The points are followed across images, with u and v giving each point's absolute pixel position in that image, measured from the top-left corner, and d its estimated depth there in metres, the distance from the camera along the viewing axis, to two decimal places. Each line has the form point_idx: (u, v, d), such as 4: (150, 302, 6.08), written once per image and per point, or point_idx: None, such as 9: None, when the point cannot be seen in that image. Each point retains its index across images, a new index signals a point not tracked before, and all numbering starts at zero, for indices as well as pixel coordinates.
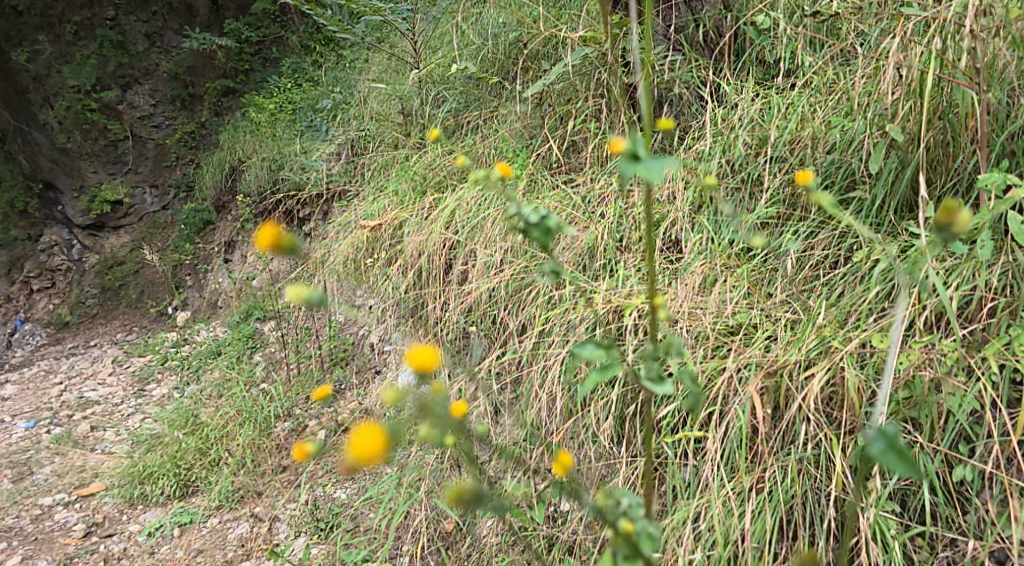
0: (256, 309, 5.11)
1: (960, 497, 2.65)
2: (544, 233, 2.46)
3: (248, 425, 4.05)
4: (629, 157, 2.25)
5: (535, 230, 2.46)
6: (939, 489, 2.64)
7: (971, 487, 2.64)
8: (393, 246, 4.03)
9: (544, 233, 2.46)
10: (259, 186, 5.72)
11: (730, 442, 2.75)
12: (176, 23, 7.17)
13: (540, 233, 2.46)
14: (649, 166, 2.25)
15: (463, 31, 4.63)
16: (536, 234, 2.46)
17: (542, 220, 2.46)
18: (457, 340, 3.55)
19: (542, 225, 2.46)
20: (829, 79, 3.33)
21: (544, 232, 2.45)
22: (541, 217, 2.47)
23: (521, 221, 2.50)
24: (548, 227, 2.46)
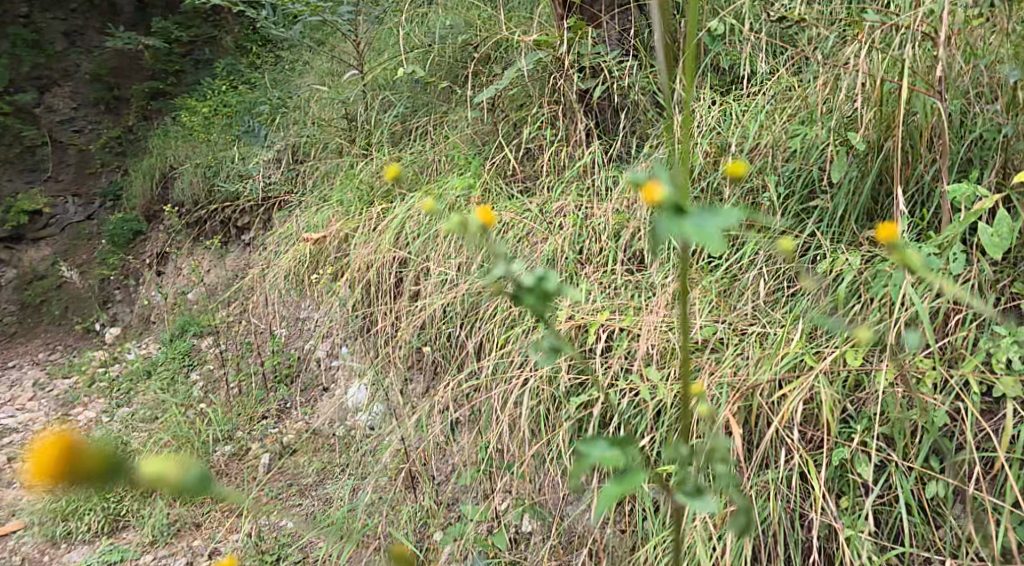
0: (191, 324, 4.88)
1: (935, 514, 2.41)
2: (540, 299, 2.14)
3: (185, 452, 3.84)
4: (673, 212, 1.88)
5: (528, 293, 2.15)
6: (914, 507, 2.41)
7: (945, 505, 2.41)
8: (339, 259, 3.85)
9: (538, 297, 2.15)
10: (193, 194, 5.46)
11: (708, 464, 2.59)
12: (97, 22, 7.07)
13: (534, 295, 2.15)
14: (699, 225, 1.86)
15: (407, 33, 4.44)
16: (528, 297, 2.15)
17: (536, 280, 2.16)
18: (410, 358, 3.39)
19: (537, 286, 2.15)
20: (785, 84, 3.17)
21: (541, 295, 2.14)
22: (535, 278, 2.16)
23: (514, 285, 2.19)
24: (544, 287, 2.15)
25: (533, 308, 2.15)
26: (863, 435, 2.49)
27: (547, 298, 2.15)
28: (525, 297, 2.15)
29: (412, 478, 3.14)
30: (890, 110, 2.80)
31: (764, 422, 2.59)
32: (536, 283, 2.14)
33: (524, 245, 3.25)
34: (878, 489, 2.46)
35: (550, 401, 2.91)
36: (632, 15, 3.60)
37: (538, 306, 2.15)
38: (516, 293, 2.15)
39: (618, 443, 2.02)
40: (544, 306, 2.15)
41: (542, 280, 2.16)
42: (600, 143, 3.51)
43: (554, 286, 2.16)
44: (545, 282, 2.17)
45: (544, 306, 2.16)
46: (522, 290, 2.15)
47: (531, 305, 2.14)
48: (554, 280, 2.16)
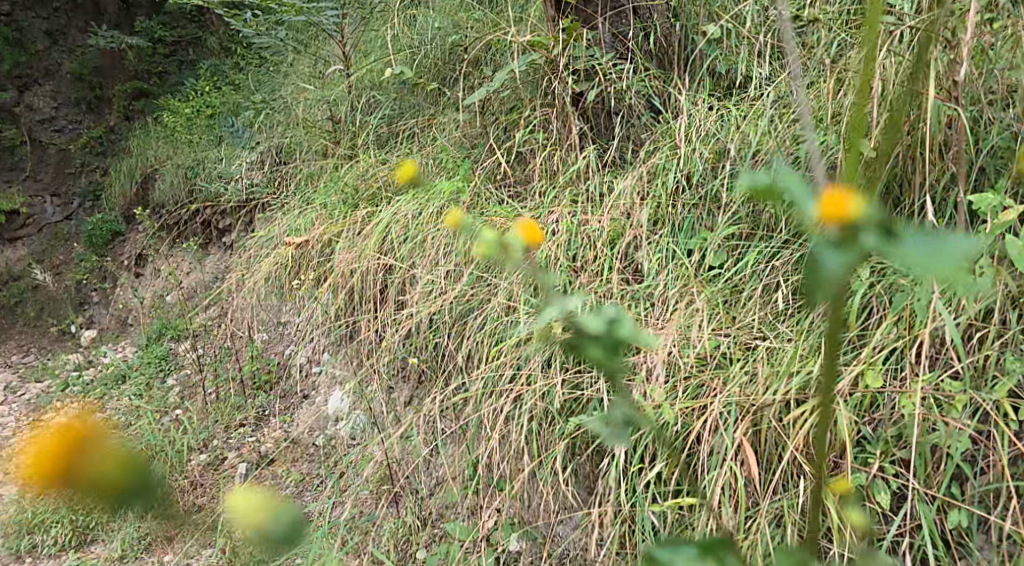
0: (169, 329, 4.73)
1: (960, 545, 2.32)
2: (612, 347, 1.85)
3: (158, 461, 3.69)
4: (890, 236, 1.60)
5: (595, 342, 1.85)
6: (937, 539, 2.31)
7: (969, 535, 2.31)
8: (322, 263, 3.71)
9: (608, 346, 1.84)
10: (174, 195, 5.32)
11: (717, 490, 2.48)
12: (80, 21, 6.84)
13: (603, 343, 1.84)
14: (927, 252, 1.59)
15: (395, 34, 4.32)
16: (596, 346, 1.84)
17: (607, 325, 1.85)
18: (393, 368, 3.26)
19: (608, 331, 1.85)
20: (787, 90, 3.07)
21: (612, 343, 1.84)
22: (606, 319, 1.86)
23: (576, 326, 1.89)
24: (616, 333, 1.85)
25: (600, 358, 1.85)
26: (880, 460, 2.39)
27: (619, 347, 1.85)
28: (591, 345, 1.84)
29: (396, 493, 3.01)
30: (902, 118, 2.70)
31: (772, 442, 2.49)
32: (609, 329, 1.83)
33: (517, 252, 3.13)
34: (899, 517, 2.37)
35: (544, 416, 2.79)
36: (628, 18, 3.48)
37: (606, 357, 1.85)
38: (576, 341, 1.84)
39: (708, 551, 1.71)
40: (613, 358, 1.84)
41: (615, 324, 1.86)
42: (595, 148, 3.40)
43: (626, 331, 1.86)
44: (618, 325, 1.86)
45: (612, 357, 1.85)
46: (589, 339, 1.84)
47: (599, 354, 1.84)
48: (627, 323, 1.86)
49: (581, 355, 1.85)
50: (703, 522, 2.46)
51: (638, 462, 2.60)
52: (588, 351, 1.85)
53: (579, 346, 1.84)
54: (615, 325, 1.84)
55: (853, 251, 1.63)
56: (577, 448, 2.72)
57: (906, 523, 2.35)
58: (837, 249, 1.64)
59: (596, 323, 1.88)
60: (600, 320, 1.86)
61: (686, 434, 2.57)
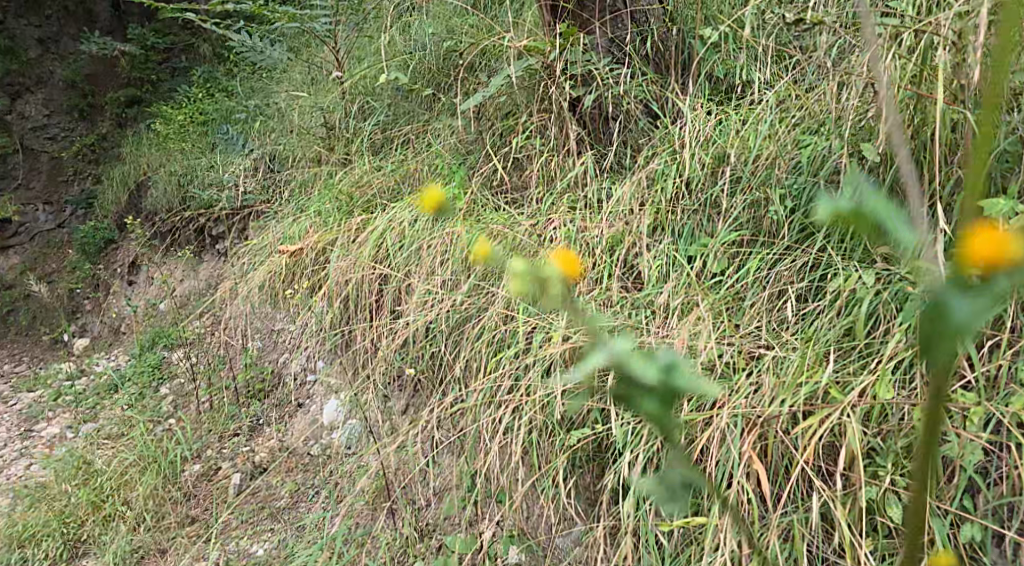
0: (162, 337, 4.67)
1: (973, 559, 2.28)
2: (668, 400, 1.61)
3: (151, 473, 3.62)
4: None
5: (650, 394, 1.61)
6: (952, 554, 2.27)
7: (982, 550, 2.27)
8: (316, 271, 3.66)
9: (663, 398, 1.61)
10: (166, 202, 5.26)
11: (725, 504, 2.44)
12: (73, 29, 6.81)
13: (658, 394, 1.61)
14: None
15: (388, 40, 4.27)
16: (650, 397, 1.61)
17: (662, 373, 1.61)
18: (389, 377, 3.20)
19: (662, 381, 1.61)
20: (789, 95, 3.04)
21: (669, 395, 1.61)
22: (661, 367, 1.61)
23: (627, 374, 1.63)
24: (673, 383, 1.60)
25: (655, 410, 1.61)
26: (892, 472, 2.35)
27: (676, 399, 1.62)
28: (644, 397, 1.61)
29: (393, 504, 2.96)
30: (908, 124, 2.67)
31: (780, 454, 2.45)
32: (665, 381, 1.59)
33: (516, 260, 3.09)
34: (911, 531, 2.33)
35: (544, 428, 2.75)
36: (624, 22, 3.43)
37: (661, 409, 1.62)
38: (626, 391, 1.61)
39: None
40: (668, 411, 1.61)
41: (673, 371, 1.62)
42: (593, 153, 3.36)
43: (685, 380, 1.62)
44: (675, 373, 1.62)
45: (668, 408, 1.62)
46: (642, 391, 1.61)
47: (653, 408, 1.61)
48: (686, 371, 1.62)
49: (633, 408, 1.62)
50: (711, 536, 2.43)
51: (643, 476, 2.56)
52: (640, 403, 1.61)
53: (630, 398, 1.61)
54: (672, 374, 1.60)
55: (989, 295, 1.42)
56: (578, 460, 2.68)
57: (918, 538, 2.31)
58: (970, 292, 1.43)
59: (648, 370, 1.62)
60: (654, 368, 1.62)
61: (692, 446, 2.54)
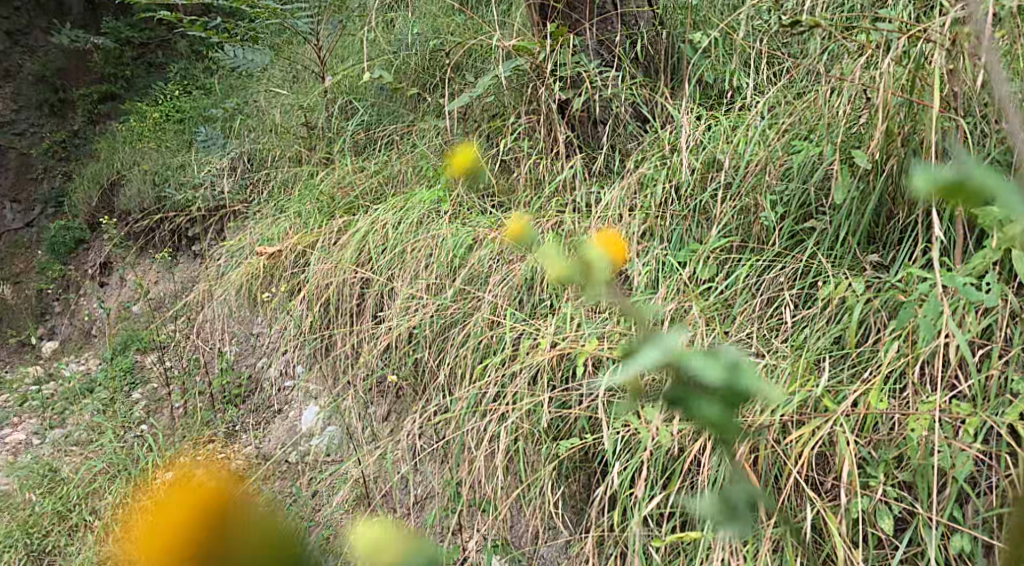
0: (135, 340, 4.56)
1: None
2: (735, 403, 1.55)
3: (121, 480, 3.52)
4: None
5: (712, 397, 1.55)
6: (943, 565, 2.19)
7: (973, 560, 2.20)
8: (295, 274, 3.58)
9: (726, 402, 1.54)
10: (140, 202, 5.15)
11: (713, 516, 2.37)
12: (43, 21, 6.79)
13: (719, 396, 1.54)
14: None
15: (372, 40, 4.21)
16: (712, 401, 1.54)
17: (725, 374, 1.55)
18: (371, 383, 3.13)
19: (726, 384, 1.55)
20: (779, 100, 3.00)
21: (731, 397, 1.54)
22: (724, 368, 1.55)
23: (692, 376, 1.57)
24: (738, 384, 1.55)
25: (716, 415, 1.55)
26: (882, 483, 2.28)
27: (738, 402, 1.55)
28: (706, 401, 1.54)
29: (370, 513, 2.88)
30: (900, 129, 2.61)
31: (769, 464, 2.37)
32: (728, 381, 1.53)
33: (501, 264, 3.02)
34: (901, 542, 2.25)
35: (529, 436, 2.67)
36: (614, 24, 3.38)
37: (723, 414, 1.55)
38: (686, 395, 1.54)
39: None
40: (732, 415, 1.54)
41: (734, 371, 1.56)
42: (582, 157, 3.30)
43: (748, 381, 1.56)
44: (738, 373, 1.56)
45: (730, 412, 1.56)
46: (702, 395, 1.55)
47: (715, 411, 1.53)
48: (747, 372, 1.56)
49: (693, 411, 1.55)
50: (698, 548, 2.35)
51: (629, 487, 2.49)
52: (699, 406, 1.54)
53: (690, 402, 1.55)
54: (735, 373, 1.54)
55: None
56: (563, 469, 2.62)
57: (909, 550, 2.24)
58: None
59: (711, 372, 1.56)
60: (714, 366, 1.56)
61: (680, 457, 2.46)
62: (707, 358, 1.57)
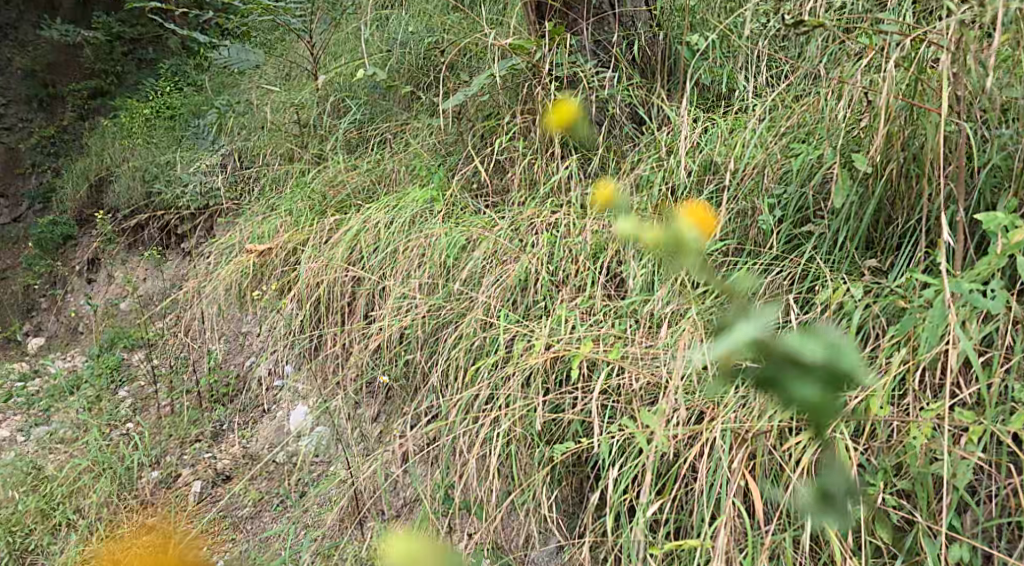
0: (121, 338, 4.51)
1: None
2: (838, 381, 1.50)
3: (106, 479, 3.47)
4: None
5: (812, 376, 1.50)
6: None
7: None
8: (286, 272, 3.54)
9: (825, 381, 1.50)
10: (129, 198, 5.09)
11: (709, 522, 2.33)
12: (33, 16, 6.73)
13: (819, 376, 1.50)
14: None
15: (366, 37, 4.17)
16: (812, 381, 1.49)
17: (825, 352, 1.50)
18: (361, 384, 3.09)
19: (828, 362, 1.50)
20: (777, 104, 2.97)
21: (831, 378, 1.49)
22: (825, 346, 1.50)
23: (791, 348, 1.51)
24: (838, 363, 1.50)
25: (814, 396, 1.50)
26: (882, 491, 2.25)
27: (838, 383, 1.50)
28: (803, 381, 1.49)
29: (358, 515, 2.84)
30: (902, 135, 2.59)
31: (767, 470, 2.34)
32: (831, 360, 1.48)
33: (495, 265, 2.98)
34: (901, 551, 2.24)
35: (523, 439, 2.63)
36: (610, 24, 3.36)
37: (821, 396, 1.50)
38: (782, 374, 1.49)
39: None
40: (832, 395, 1.50)
41: (836, 349, 1.51)
42: (577, 158, 3.27)
43: (850, 360, 1.51)
44: (839, 353, 1.51)
45: (828, 395, 1.51)
46: (803, 375, 1.49)
47: (815, 392, 1.49)
48: (849, 350, 1.52)
49: (788, 393, 1.50)
50: (694, 554, 2.33)
51: (624, 491, 2.46)
52: (795, 387, 1.49)
53: (789, 381, 1.49)
54: (838, 352, 1.49)
55: None
56: (556, 473, 2.59)
57: (907, 560, 2.23)
58: None
59: (811, 348, 1.51)
60: (817, 344, 1.51)
61: (676, 462, 2.43)
62: (805, 337, 1.52)
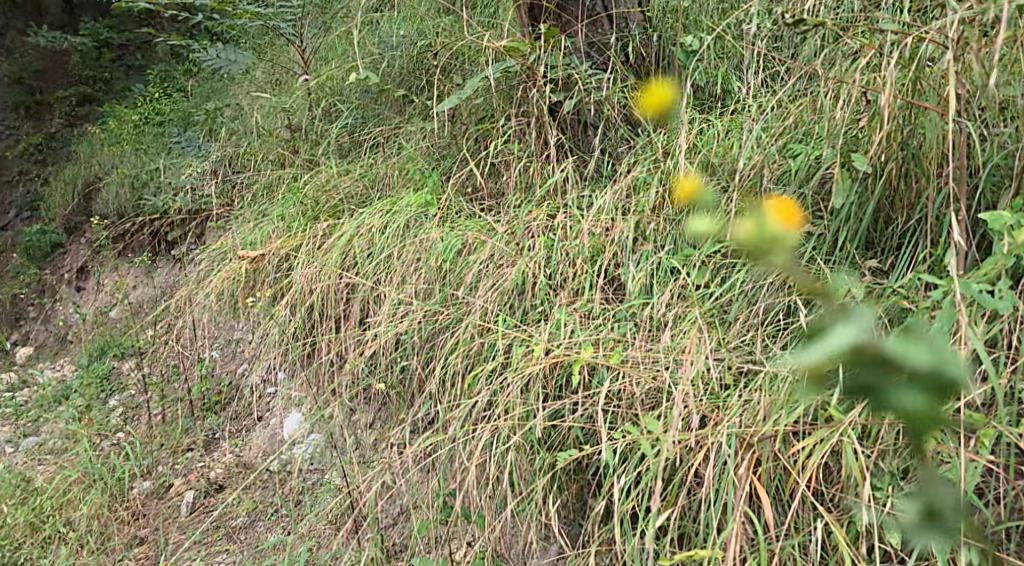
0: (111, 346, 4.46)
1: None
2: (945, 392, 1.37)
3: (97, 490, 3.42)
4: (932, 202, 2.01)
5: (914, 386, 1.37)
6: None
7: None
8: (279, 279, 3.50)
9: (930, 391, 1.36)
10: (118, 205, 5.04)
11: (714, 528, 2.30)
12: (19, 22, 6.68)
13: (923, 384, 1.36)
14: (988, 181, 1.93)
15: (358, 41, 4.13)
16: (914, 392, 1.36)
17: (932, 362, 1.35)
18: (356, 390, 3.05)
19: (934, 372, 1.36)
20: (774, 104, 2.95)
21: (937, 386, 1.36)
22: (930, 354, 1.36)
23: (892, 354, 1.37)
24: (944, 372, 1.37)
25: (917, 406, 1.37)
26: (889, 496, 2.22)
27: (943, 393, 1.37)
28: (905, 388, 1.36)
29: (355, 523, 2.80)
30: (903, 135, 2.58)
31: (770, 475, 2.31)
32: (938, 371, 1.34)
33: (492, 269, 2.95)
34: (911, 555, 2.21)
35: (522, 447, 2.60)
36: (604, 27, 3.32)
37: (925, 403, 1.37)
38: (880, 382, 1.36)
39: None
40: (936, 406, 1.37)
41: (942, 358, 1.37)
42: (573, 160, 3.24)
43: (956, 369, 1.37)
44: (945, 361, 1.37)
45: (931, 404, 1.37)
46: (903, 385, 1.36)
47: (917, 402, 1.36)
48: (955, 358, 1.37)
49: (889, 403, 1.37)
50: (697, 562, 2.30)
51: (625, 498, 2.43)
52: (895, 396, 1.37)
53: (889, 390, 1.36)
54: (945, 363, 1.35)
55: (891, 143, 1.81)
56: (556, 479, 2.56)
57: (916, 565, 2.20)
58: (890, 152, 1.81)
59: (916, 355, 1.37)
60: (921, 352, 1.36)
61: (678, 467, 2.40)
62: (908, 343, 1.37)
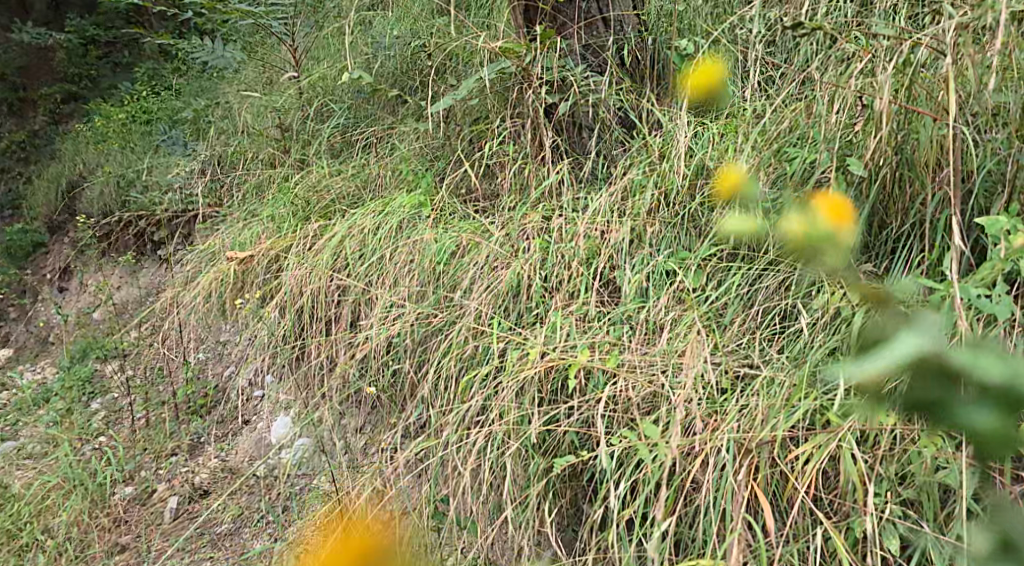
0: (93, 349, 4.39)
1: None
2: (1012, 405, 1.39)
3: (77, 497, 3.35)
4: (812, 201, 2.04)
5: (983, 401, 1.39)
6: None
7: None
8: (268, 281, 3.45)
9: (1000, 405, 1.38)
10: (102, 205, 4.98)
11: (712, 535, 2.28)
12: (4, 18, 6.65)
13: (992, 398, 1.38)
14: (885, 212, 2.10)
15: (350, 41, 4.10)
16: (985, 408, 1.38)
17: (1001, 377, 1.38)
18: (346, 393, 3.01)
19: (1004, 387, 1.39)
20: (770, 108, 2.93)
21: (1007, 401, 1.38)
22: (999, 368, 1.39)
23: (962, 369, 1.39)
24: (1012, 385, 1.39)
25: (986, 419, 1.39)
26: (888, 502, 2.19)
27: (1012, 408, 1.39)
28: (975, 404, 1.38)
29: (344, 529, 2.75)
30: (899, 138, 2.56)
31: (767, 481, 2.28)
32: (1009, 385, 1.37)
33: (486, 271, 2.92)
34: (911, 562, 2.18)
35: (516, 451, 2.56)
36: (600, 30, 3.29)
37: (993, 417, 1.39)
38: (947, 398, 1.38)
39: None
40: (1006, 421, 1.38)
41: (1010, 374, 1.39)
42: (568, 163, 3.22)
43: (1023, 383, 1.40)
44: (1014, 375, 1.39)
45: (999, 416, 1.39)
46: (973, 400, 1.38)
47: (985, 417, 1.38)
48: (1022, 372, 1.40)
49: (955, 419, 1.39)
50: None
51: (621, 504, 2.39)
52: (962, 411, 1.38)
53: (958, 406, 1.38)
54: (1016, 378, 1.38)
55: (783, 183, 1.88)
56: (550, 484, 2.52)
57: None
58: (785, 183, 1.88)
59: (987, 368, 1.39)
60: (992, 367, 1.39)
61: (675, 473, 2.36)
62: (976, 353, 1.39)
